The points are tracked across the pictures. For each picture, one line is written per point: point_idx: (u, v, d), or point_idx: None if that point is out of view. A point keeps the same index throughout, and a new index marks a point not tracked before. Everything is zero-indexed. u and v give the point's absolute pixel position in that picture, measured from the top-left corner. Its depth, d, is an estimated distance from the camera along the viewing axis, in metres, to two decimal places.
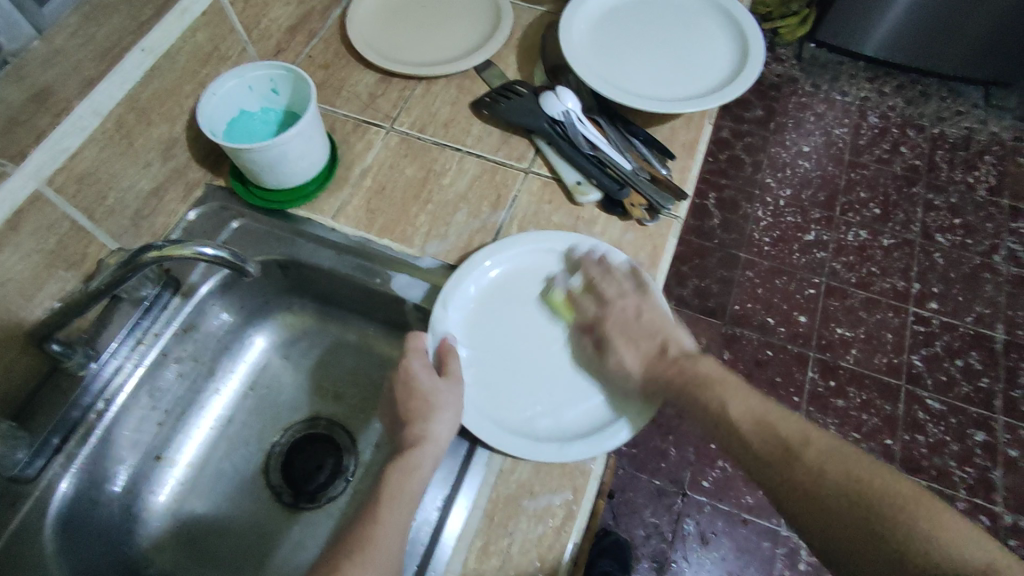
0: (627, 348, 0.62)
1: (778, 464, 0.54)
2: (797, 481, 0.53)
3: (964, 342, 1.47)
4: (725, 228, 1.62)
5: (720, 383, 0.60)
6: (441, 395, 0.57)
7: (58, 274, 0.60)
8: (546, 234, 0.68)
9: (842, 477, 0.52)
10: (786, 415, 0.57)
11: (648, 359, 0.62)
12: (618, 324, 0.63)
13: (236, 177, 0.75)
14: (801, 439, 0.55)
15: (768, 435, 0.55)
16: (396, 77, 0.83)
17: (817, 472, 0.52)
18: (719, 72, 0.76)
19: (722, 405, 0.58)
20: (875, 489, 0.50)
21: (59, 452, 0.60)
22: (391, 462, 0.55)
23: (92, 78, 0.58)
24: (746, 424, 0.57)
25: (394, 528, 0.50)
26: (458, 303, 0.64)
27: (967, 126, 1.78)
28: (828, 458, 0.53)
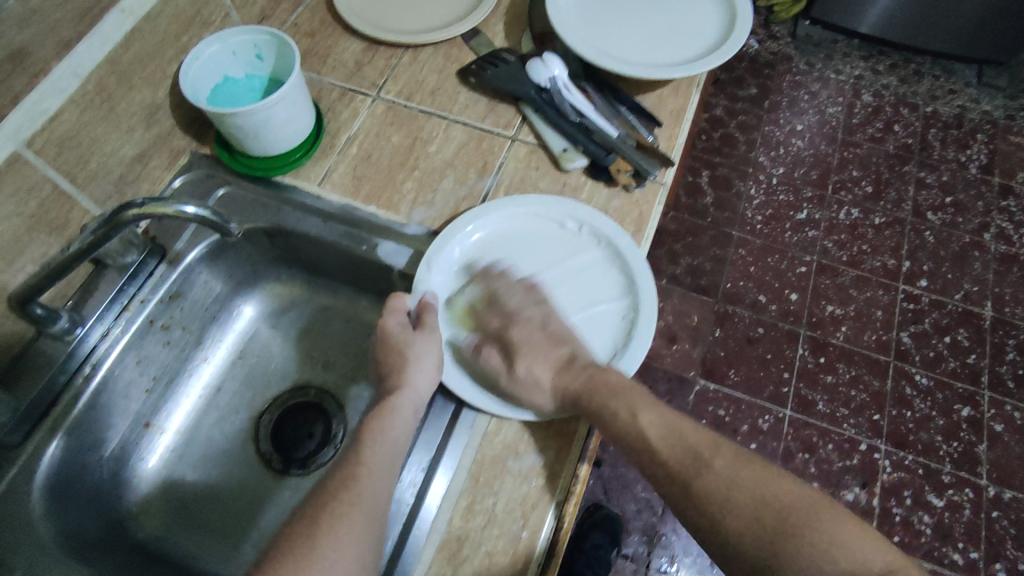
0: (532, 356, 0.61)
1: (688, 472, 0.54)
2: (706, 490, 0.53)
3: (953, 319, 1.48)
4: (719, 207, 1.62)
5: (630, 391, 0.58)
6: (423, 351, 0.59)
7: (40, 238, 0.60)
8: (529, 201, 0.68)
9: (751, 490, 0.52)
10: (697, 427, 0.57)
11: (558, 369, 0.61)
12: (524, 329, 0.62)
13: (221, 144, 0.75)
14: (710, 448, 0.55)
15: (680, 447, 0.55)
16: (383, 45, 0.82)
17: (725, 482, 0.53)
18: (706, 39, 0.75)
19: (631, 414, 0.57)
20: (784, 504, 0.51)
21: (46, 417, 0.60)
22: (372, 412, 0.57)
23: (70, 39, 0.58)
24: (657, 437, 0.57)
25: (376, 477, 0.52)
26: (442, 265, 0.65)
27: (960, 105, 1.78)
28: (737, 469, 0.53)
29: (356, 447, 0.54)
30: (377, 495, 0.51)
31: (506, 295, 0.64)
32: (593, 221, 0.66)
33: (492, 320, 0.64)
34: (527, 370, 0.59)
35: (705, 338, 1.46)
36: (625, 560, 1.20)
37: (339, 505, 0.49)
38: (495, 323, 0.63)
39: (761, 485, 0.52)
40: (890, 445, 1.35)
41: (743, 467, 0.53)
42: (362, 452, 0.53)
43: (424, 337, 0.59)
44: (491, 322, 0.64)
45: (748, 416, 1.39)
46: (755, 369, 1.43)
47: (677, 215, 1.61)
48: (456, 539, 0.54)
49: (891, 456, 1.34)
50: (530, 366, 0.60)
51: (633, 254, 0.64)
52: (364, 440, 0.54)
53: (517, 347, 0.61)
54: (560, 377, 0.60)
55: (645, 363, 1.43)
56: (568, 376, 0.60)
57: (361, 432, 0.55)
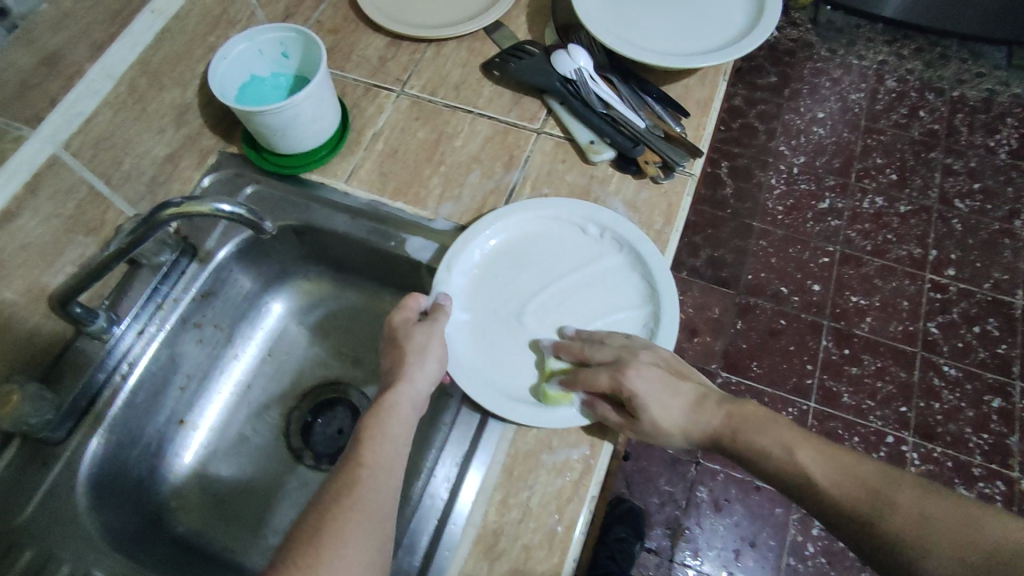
0: (655, 403, 0.56)
1: (869, 516, 0.46)
2: (893, 537, 0.45)
3: (982, 309, 1.45)
4: (739, 198, 1.60)
5: (773, 424, 0.55)
6: (429, 342, 0.57)
7: (77, 239, 0.61)
8: (553, 201, 0.67)
9: (949, 528, 0.43)
10: (867, 459, 0.50)
11: (686, 414, 0.57)
12: (640, 376, 0.56)
13: (248, 142, 0.75)
14: (888, 484, 0.47)
15: (850, 485, 0.48)
16: (406, 40, 0.82)
17: (913, 524, 0.45)
18: (734, 26, 0.74)
19: (786, 450, 0.52)
20: (1003, 545, 0.42)
21: (87, 415, 0.61)
22: (369, 411, 0.53)
23: (103, 41, 0.59)
24: (823, 476, 0.50)
25: (378, 479, 0.48)
26: (462, 267, 0.65)
27: (988, 88, 1.74)
28: (929, 507, 0.45)
29: (354, 448, 0.50)
30: (380, 500, 0.47)
31: (596, 351, 0.59)
32: (613, 223, 0.66)
33: (600, 379, 0.56)
34: (654, 421, 0.56)
35: (727, 330, 1.45)
36: (649, 553, 1.20)
37: (341, 513, 0.45)
38: (604, 379, 0.56)
39: (966, 522, 0.43)
40: (917, 437, 1.33)
41: (934, 503, 0.45)
42: (362, 453, 0.50)
43: (432, 329, 0.58)
44: (598, 377, 0.57)
45: (771, 408, 1.37)
46: (778, 361, 1.42)
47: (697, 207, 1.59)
48: (491, 532, 0.54)
49: (919, 448, 1.32)
50: (655, 418, 0.56)
51: (653, 258, 0.63)
52: (363, 440, 0.51)
53: (639, 401, 0.55)
54: (693, 415, 0.57)
55: None
56: (701, 414, 0.57)
57: (357, 434, 0.51)
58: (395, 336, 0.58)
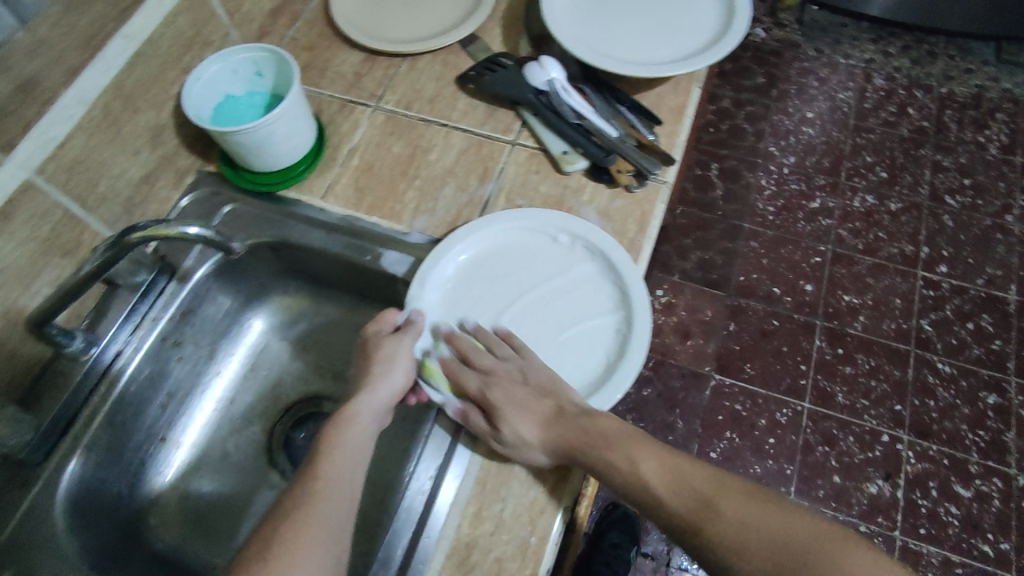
0: (515, 414, 0.57)
1: (697, 522, 0.50)
2: (719, 542, 0.48)
3: (975, 305, 1.45)
4: (728, 200, 1.60)
5: (627, 439, 0.55)
6: (395, 355, 0.59)
7: (54, 261, 0.62)
8: (525, 210, 0.67)
9: (765, 533, 0.47)
10: (699, 466, 0.53)
11: (546, 426, 0.56)
12: (502, 390, 0.58)
13: (225, 161, 0.75)
14: (715, 490, 0.51)
15: (684, 496, 0.51)
16: (381, 56, 0.82)
17: (735, 529, 0.48)
18: (704, 33, 0.74)
19: (631, 463, 0.54)
20: (801, 542, 0.46)
21: (65, 435, 0.61)
22: (328, 422, 0.55)
23: (76, 66, 0.60)
24: (660, 485, 0.52)
25: (334, 490, 0.49)
26: (435, 282, 0.65)
27: (977, 84, 1.74)
28: (747, 511, 0.49)
29: (311, 461, 0.51)
30: (336, 511, 0.48)
31: (478, 356, 0.61)
32: (586, 231, 0.66)
33: (469, 381, 0.60)
34: (512, 429, 0.56)
35: (719, 333, 1.44)
36: (645, 558, 1.19)
37: (295, 525, 0.46)
38: (473, 382, 0.59)
39: (776, 524, 0.48)
40: (913, 435, 1.33)
41: (754, 509, 0.49)
42: (319, 466, 0.51)
43: (400, 344, 0.59)
44: (469, 381, 0.60)
45: (765, 410, 1.37)
46: (771, 362, 1.41)
47: (686, 210, 1.59)
48: (465, 545, 0.54)
49: (915, 446, 1.32)
50: (515, 429, 0.56)
51: (627, 268, 0.63)
52: (322, 451, 0.52)
53: (500, 409, 0.57)
54: (549, 429, 0.56)
55: (659, 360, 1.42)
56: (555, 428, 0.56)
57: (316, 445, 0.53)
58: (365, 349, 0.60)
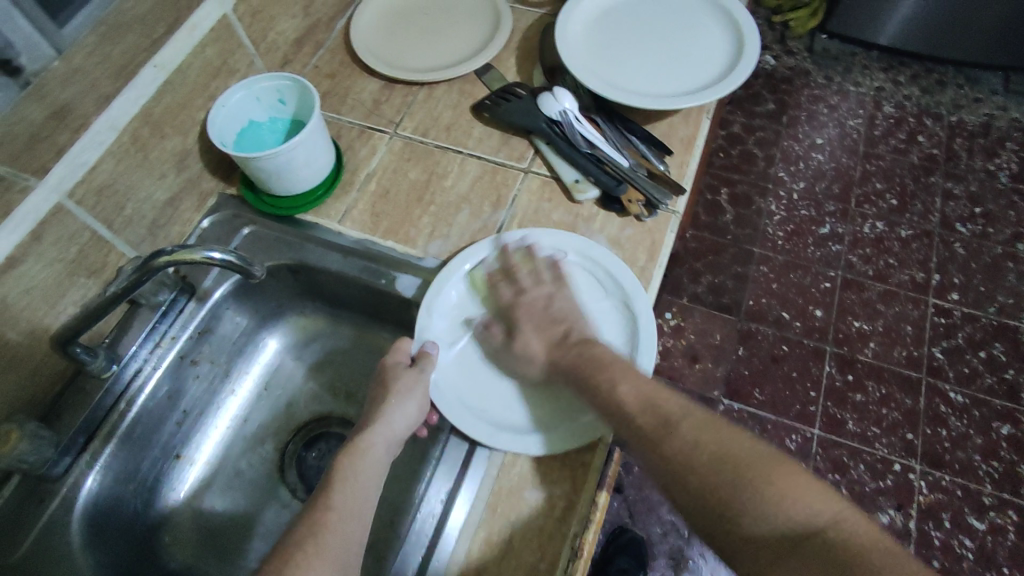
0: (529, 335, 0.64)
1: (654, 437, 0.53)
2: (672, 456, 0.52)
3: (987, 333, 1.44)
4: (738, 224, 1.61)
5: (618, 367, 0.58)
6: (413, 390, 0.58)
7: (80, 281, 0.64)
8: (536, 231, 0.69)
9: (714, 452, 0.51)
10: (670, 393, 0.56)
11: (551, 347, 0.63)
12: (524, 312, 0.65)
13: (246, 184, 0.78)
14: (679, 413, 0.54)
15: (648, 412, 0.54)
16: (400, 84, 0.85)
17: (688, 446, 0.52)
18: (716, 67, 0.76)
19: (612, 386, 0.57)
20: (740, 457, 0.51)
21: (85, 450, 0.63)
22: (342, 451, 0.56)
23: (108, 94, 0.63)
24: (629, 400, 0.55)
25: (345, 526, 0.50)
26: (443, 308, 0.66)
27: (986, 113, 1.75)
28: (701, 431, 0.53)
29: (324, 492, 0.52)
30: (347, 547, 0.49)
31: (521, 274, 0.67)
32: (599, 256, 0.67)
33: (501, 294, 0.67)
34: (523, 344, 0.63)
35: (728, 357, 1.44)
36: None
37: (304, 557, 0.47)
38: (507, 296, 0.66)
39: (723, 444, 0.52)
40: (925, 465, 1.31)
41: (709, 430, 0.53)
42: (331, 497, 0.51)
43: (419, 377, 0.59)
44: (503, 294, 0.67)
45: (774, 435, 1.36)
46: (781, 388, 1.41)
47: (697, 233, 1.60)
48: (473, 570, 0.54)
49: (927, 476, 1.30)
50: (526, 343, 0.63)
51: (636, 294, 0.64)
52: (335, 483, 0.53)
53: (519, 326, 0.64)
54: (553, 351, 0.63)
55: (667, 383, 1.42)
56: (560, 352, 0.62)
57: (331, 474, 0.54)
58: (381, 379, 0.60)
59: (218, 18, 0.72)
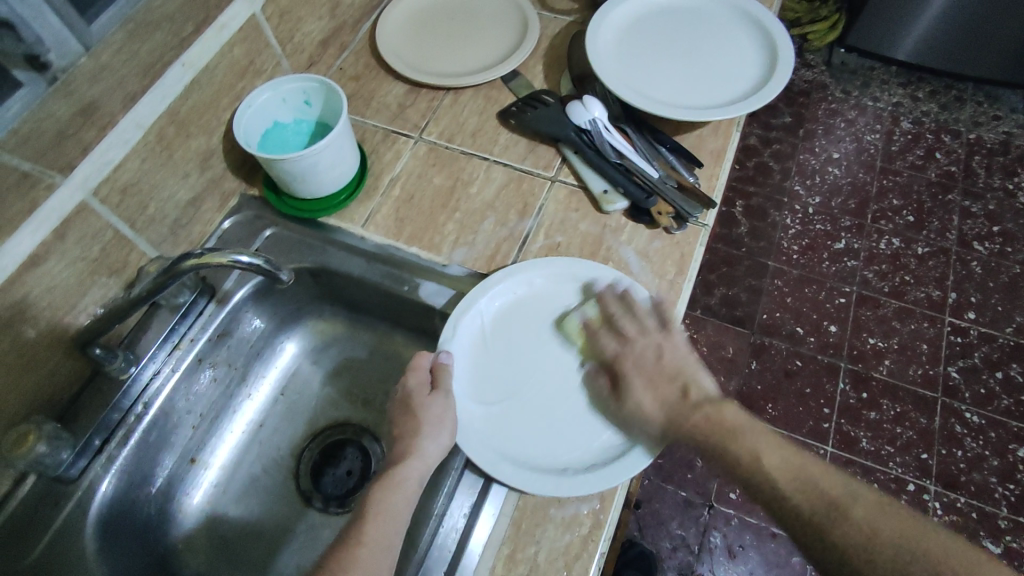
0: (643, 389, 0.60)
1: (825, 524, 0.50)
2: (850, 546, 0.49)
3: (1004, 354, 1.42)
4: (753, 236, 1.60)
5: (749, 433, 0.56)
6: (446, 418, 0.57)
7: (101, 280, 0.63)
8: (566, 262, 0.67)
9: (899, 541, 0.49)
10: (821, 468, 0.54)
11: (668, 404, 0.60)
12: (635, 363, 0.61)
13: (269, 186, 0.77)
14: (847, 497, 0.51)
15: (813, 496, 0.51)
16: (425, 88, 0.84)
17: (868, 535, 0.49)
18: (748, 79, 0.75)
19: (753, 457, 0.54)
20: (931, 553, 0.48)
21: (100, 453, 0.62)
22: (374, 484, 0.55)
23: (135, 92, 0.62)
24: (782, 478, 0.53)
25: (375, 559, 0.50)
26: (468, 325, 0.64)
27: (1006, 131, 1.73)
28: (880, 517, 0.50)
29: (356, 526, 0.52)
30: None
31: (623, 322, 0.63)
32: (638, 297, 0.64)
33: (607, 344, 0.63)
34: (635, 401, 0.59)
35: (741, 371, 1.43)
36: None
37: None
38: (612, 348, 0.63)
39: (906, 534, 0.49)
40: (939, 486, 1.29)
41: (886, 518, 0.50)
42: (363, 531, 0.52)
43: (448, 402, 0.58)
44: (606, 345, 0.63)
45: None
46: (794, 404, 1.39)
47: (711, 245, 1.59)
48: None
49: (942, 498, 1.28)
50: (638, 401, 0.59)
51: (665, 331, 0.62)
52: (368, 516, 0.53)
53: (628, 379, 0.61)
54: (672, 412, 0.59)
55: None
56: (682, 416, 0.59)
57: (365, 506, 0.54)
58: (409, 403, 0.58)
59: (247, 18, 0.71)
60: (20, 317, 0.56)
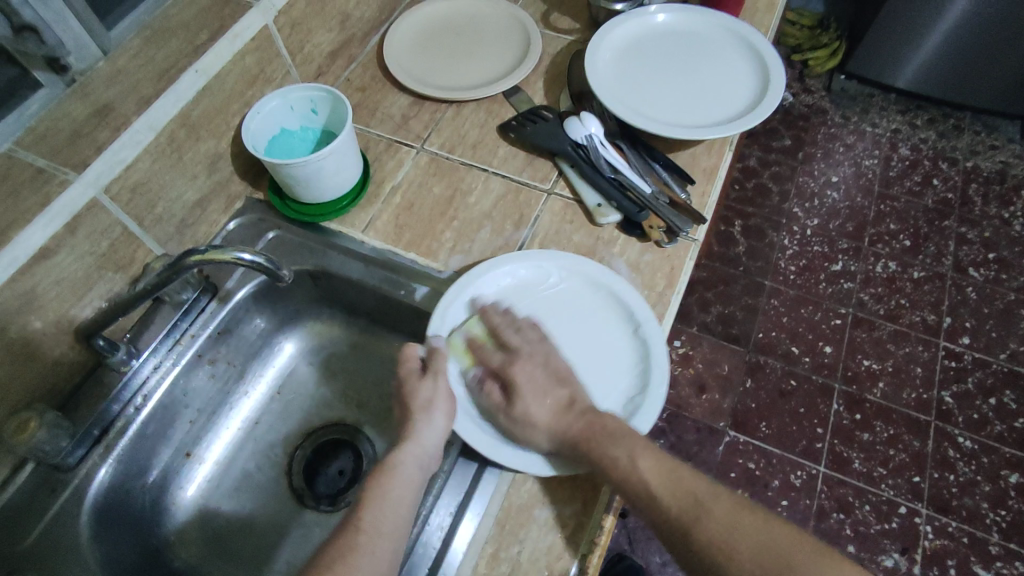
0: (530, 396, 0.59)
1: (685, 520, 0.51)
2: (705, 542, 0.50)
3: (998, 380, 1.43)
4: (751, 256, 1.62)
5: (631, 435, 0.56)
6: (434, 404, 0.58)
7: (107, 276, 0.65)
8: (554, 255, 0.69)
9: (750, 539, 0.50)
10: (696, 474, 0.55)
11: (557, 412, 0.58)
12: (522, 370, 0.61)
13: (274, 190, 0.79)
14: (710, 497, 0.53)
15: (679, 494, 0.53)
16: (429, 101, 0.87)
17: (724, 533, 0.50)
18: (741, 101, 0.77)
19: (631, 458, 0.54)
20: (779, 551, 0.50)
21: (99, 443, 0.63)
22: (374, 472, 0.56)
23: (148, 96, 0.64)
24: (654, 482, 0.54)
25: (373, 546, 0.51)
26: (457, 311, 0.66)
27: (1002, 161, 1.75)
28: (736, 516, 0.51)
29: (356, 512, 0.53)
30: (374, 568, 0.50)
31: (507, 333, 0.63)
32: (623, 292, 0.66)
33: (493, 356, 0.62)
34: (523, 408, 0.58)
35: (735, 389, 1.44)
36: None
37: None
38: (496, 361, 0.62)
39: (759, 533, 0.50)
40: (931, 510, 1.30)
41: (743, 518, 0.51)
42: (362, 519, 0.52)
43: (437, 386, 0.59)
44: (492, 357, 0.62)
45: (779, 471, 1.35)
46: (787, 423, 1.40)
47: (708, 264, 1.61)
48: None
49: (933, 521, 1.28)
50: (527, 407, 0.58)
51: (648, 322, 0.64)
52: (366, 503, 0.54)
53: (518, 386, 0.59)
54: (558, 419, 0.58)
55: (673, 412, 1.41)
56: (568, 420, 0.58)
57: (364, 495, 0.55)
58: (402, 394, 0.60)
59: (260, 28, 0.73)
60: (27, 306, 0.58)
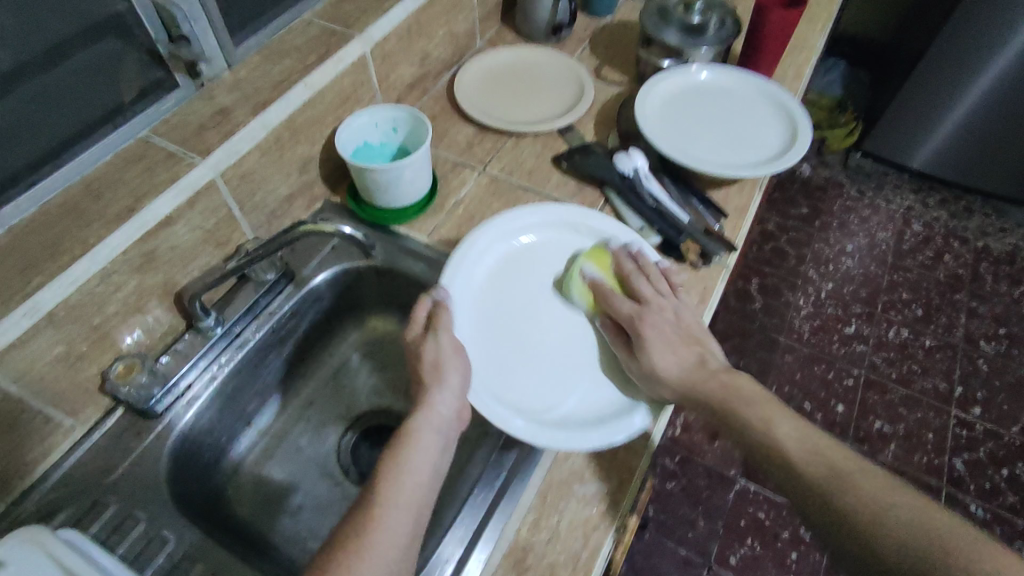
0: (658, 352, 0.66)
1: (829, 486, 0.54)
2: (846, 504, 0.53)
3: (1010, 452, 1.46)
4: (767, 312, 1.69)
5: (764, 402, 0.63)
6: (440, 363, 0.62)
7: (208, 251, 0.74)
8: (560, 212, 0.78)
9: (902, 510, 0.51)
10: (844, 453, 0.57)
11: (687, 367, 0.66)
12: (653, 325, 0.67)
13: (351, 196, 0.89)
14: (856, 471, 0.55)
15: (813, 461, 0.57)
16: (491, 132, 0.98)
17: (873, 503, 0.52)
18: (773, 148, 0.87)
19: (767, 423, 0.61)
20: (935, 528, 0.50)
21: (183, 396, 0.70)
22: (391, 443, 0.58)
23: (265, 102, 0.75)
24: (799, 453, 0.58)
25: (393, 515, 0.52)
26: (466, 271, 0.72)
27: (1013, 243, 1.84)
28: (886, 490, 0.53)
29: (371, 485, 0.54)
30: (393, 539, 0.50)
31: (637, 280, 0.71)
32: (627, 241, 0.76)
33: (624, 307, 0.68)
34: (655, 361, 0.65)
35: None
36: None
37: (348, 556, 0.49)
38: (628, 308, 0.68)
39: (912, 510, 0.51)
40: None
41: (890, 491, 0.53)
42: (378, 492, 0.53)
43: (439, 344, 0.63)
44: (622, 304, 0.69)
45: (789, 522, 1.36)
46: None
47: (726, 316, 1.68)
48: (521, 547, 0.59)
49: None
50: (654, 362, 0.65)
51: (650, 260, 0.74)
52: (380, 480, 0.54)
53: (645, 338, 0.66)
54: (689, 373, 0.65)
55: (686, 457, 1.45)
56: (699, 377, 0.65)
57: (378, 472, 0.56)
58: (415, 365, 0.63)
59: (359, 56, 0.85)
60: (144, 266, 0.66)
